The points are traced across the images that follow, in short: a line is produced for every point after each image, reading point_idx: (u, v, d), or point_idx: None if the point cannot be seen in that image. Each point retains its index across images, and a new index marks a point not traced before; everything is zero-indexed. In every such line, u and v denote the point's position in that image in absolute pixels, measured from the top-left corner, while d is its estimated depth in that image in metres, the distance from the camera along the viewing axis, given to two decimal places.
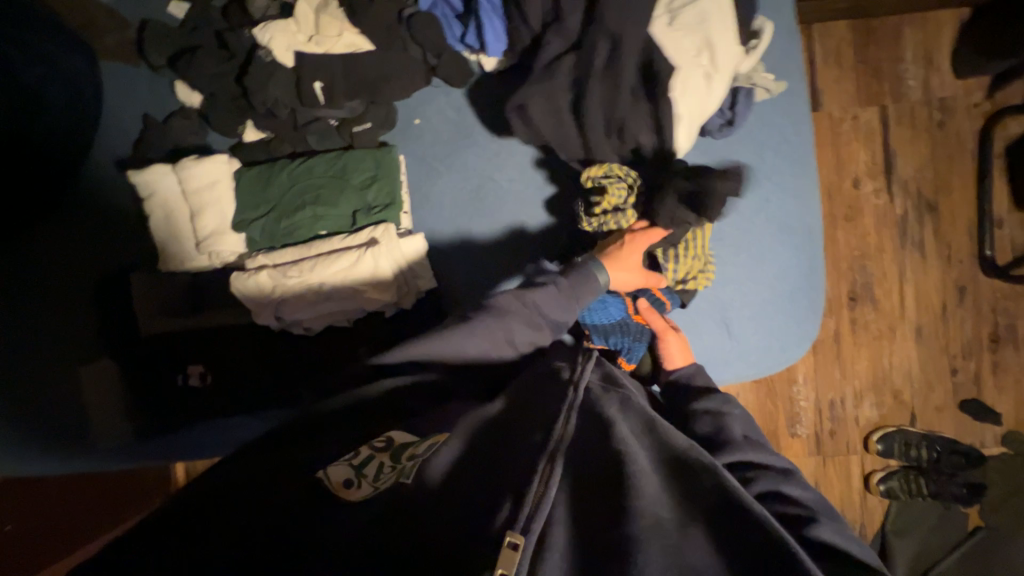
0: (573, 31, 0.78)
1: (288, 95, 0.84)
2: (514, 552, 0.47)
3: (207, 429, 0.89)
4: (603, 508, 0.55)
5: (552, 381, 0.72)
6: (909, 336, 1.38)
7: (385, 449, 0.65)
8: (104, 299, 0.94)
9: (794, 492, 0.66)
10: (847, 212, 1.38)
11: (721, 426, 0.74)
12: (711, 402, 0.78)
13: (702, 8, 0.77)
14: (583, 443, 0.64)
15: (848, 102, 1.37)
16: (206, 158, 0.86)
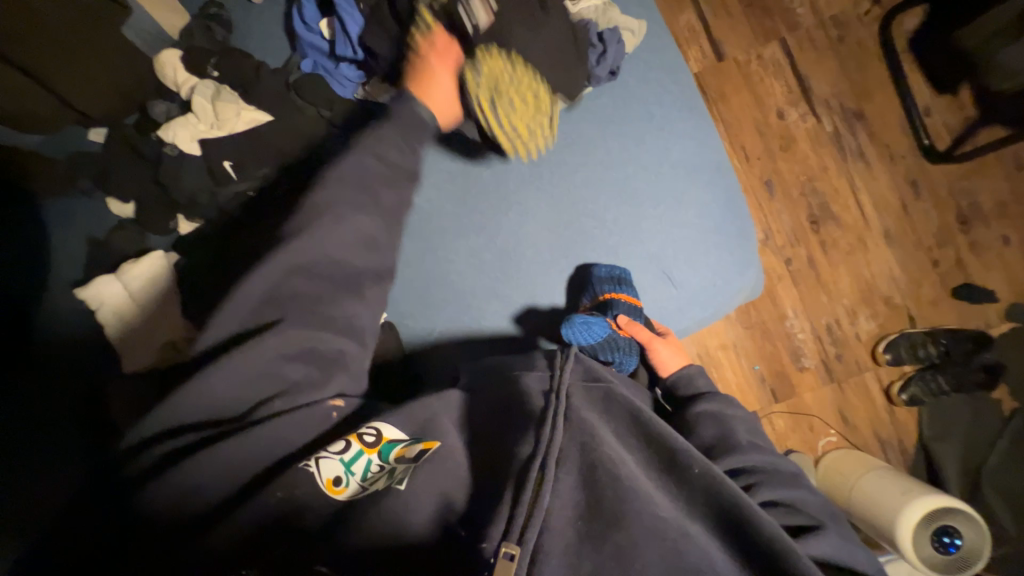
0: None
1: (203, 180, 0.86)
2: (511, 561, 0.51)
3: None
4: (596, 517, 0.55)
5: (531, 395, 0.66)
6: (880, 242, 1.39)
7: (375, 446, 0.62)
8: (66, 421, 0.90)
9: (801, 500, 0.64)
10: (781, 142, 1.41)
11: (722, 424, 0.68)
12: (709, 401, 0.71)
13: None
14: (571, 450, 0.60)
15: (748, 43, 1.43)
16: (138, 260, 0.87)
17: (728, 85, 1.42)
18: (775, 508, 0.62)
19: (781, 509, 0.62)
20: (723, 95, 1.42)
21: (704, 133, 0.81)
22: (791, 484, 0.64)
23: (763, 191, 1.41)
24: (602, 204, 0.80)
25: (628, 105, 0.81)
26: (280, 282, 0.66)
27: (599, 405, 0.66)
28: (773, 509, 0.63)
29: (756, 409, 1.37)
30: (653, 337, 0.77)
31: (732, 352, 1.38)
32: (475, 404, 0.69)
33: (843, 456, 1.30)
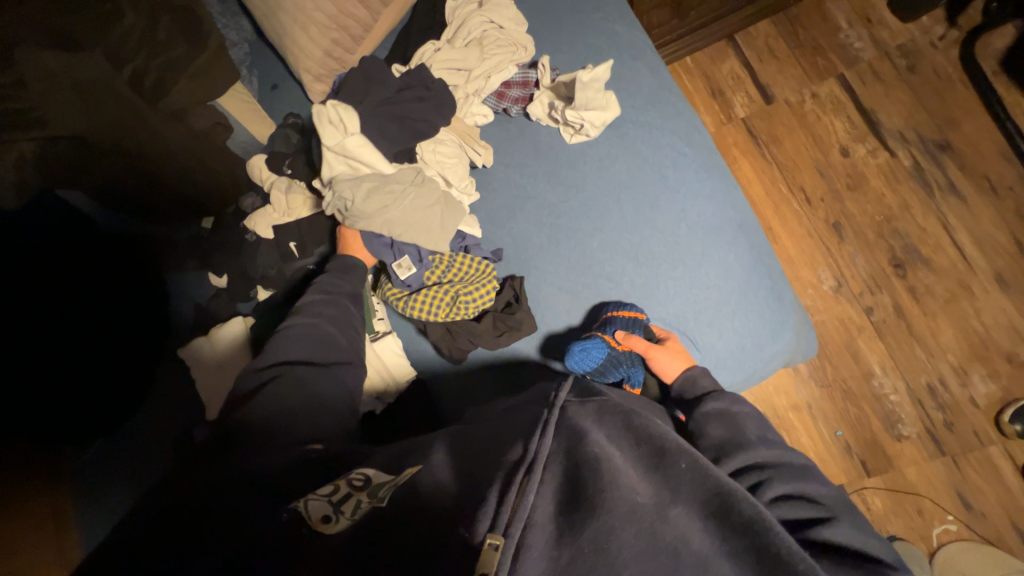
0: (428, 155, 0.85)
1: (273, 258, 0.93)
2: (494, 552, 0.46)
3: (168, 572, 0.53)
4: (578, 504, 0.49)
5: (530, 406, 0.61)
6: (990, 287, 1.19)
7: (364, 485, 0.57)
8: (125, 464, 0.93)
9: (812, 489, 0.58)
10: (849, 181, 1.30)
11: (735, 428, 0.63)
12: (714, 403, 0.66)
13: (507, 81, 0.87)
14: (560, 457, 0.53)
15: (800, 84, 1.37)
16: (226, 322, 0.92)
17: (781, 127, 1.36)
18: (788, 502, 0.57)
19: (787, 504, 0.57)
20: (775, 138, 1.36)
21: (726, 190, 0.80)
22: (802, 477, 0.58)
23: (831, 235, 1.28)
24: (619, 265, 0.80)
25: (649, 166, 0.82)
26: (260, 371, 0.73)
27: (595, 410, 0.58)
28: (785, 503, 0.57)
29: (843, 482, 1.17)
30: (649, 345, 0.73)
31: (806, 414, 1.22)
32: (478, 424, 0.64)
33: (966, 552, 1.07)
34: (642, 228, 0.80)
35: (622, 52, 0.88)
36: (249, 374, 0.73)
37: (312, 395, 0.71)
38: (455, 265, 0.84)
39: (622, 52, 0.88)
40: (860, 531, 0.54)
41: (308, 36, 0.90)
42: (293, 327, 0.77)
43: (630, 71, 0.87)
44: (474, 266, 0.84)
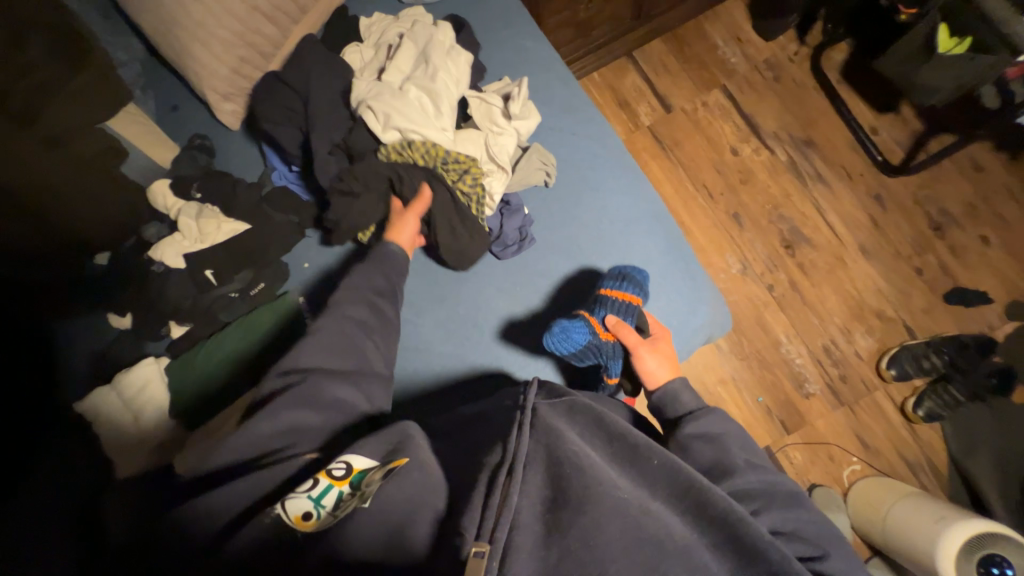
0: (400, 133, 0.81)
1: (187, 289, 0.85)
2: (482, 559, 0.47)
3: None
4: (563, 507, 0.52)
5: (505, 417, 0.65)
6: (858, 257, 1.41)
7: (344, 477, 0.60)
8: None
9: (799, 523, 0.63)
10: (741, 177, 1.48)
11: (723, 451, 0.67)
12: (693, 422, 0.69)
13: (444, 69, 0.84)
14: (540, 461, 0.57)
15: (691, 94, 1.55)
16: (135, 365, 0.83)
17: (681, 132, 1.52)
18: (779, 534, 0.62)
19: (782, 537, 0.61)
20: (677, 143, 1.51)
21: (641, 187, 0.88)
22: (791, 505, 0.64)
23: (733, 224, 1.45)
24: (551, 262, 0.85)
25: (570, 167, 0.88)
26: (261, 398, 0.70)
27: (564, 411, 0.64)
28: (779, 536, 0.62)
29: (768, 443, 1.31)
30: (639, 343, 0.74)
31: (731, 387, 1.34)
32: (450, 451, 0.67)
33: (867, 487, 1.22)
34: (570, 225, 0.85)
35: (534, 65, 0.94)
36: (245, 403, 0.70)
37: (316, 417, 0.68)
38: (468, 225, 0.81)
39: (534, 64, 0.94)
40: (840, 552, 0.62)
41: (211, 54, 0.85)
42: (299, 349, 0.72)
43: (544, 82, 0.93)
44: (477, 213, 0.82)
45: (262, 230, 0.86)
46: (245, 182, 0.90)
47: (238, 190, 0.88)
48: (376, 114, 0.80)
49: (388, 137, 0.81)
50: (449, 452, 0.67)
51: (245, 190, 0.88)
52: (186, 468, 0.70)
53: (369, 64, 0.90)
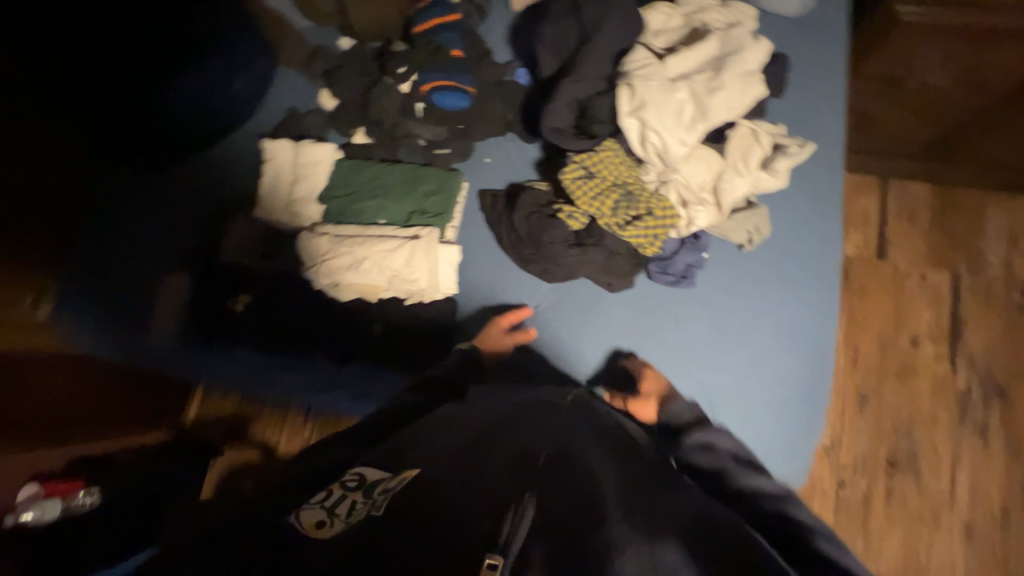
0: (644, 121, 0.72)
1: (393, 108, 0.87)
2: (493, 574, 0.41)
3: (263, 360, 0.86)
4: (566, 500, 0.50)
5: (536, 410, 0.66)
6: (956, 531, 1.21)
7: (357, 487, 0.54)
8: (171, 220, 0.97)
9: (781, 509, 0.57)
10: (900, 369, 1.29)
11: (716, 460, 0.64)
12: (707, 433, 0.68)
13: (730, 90, 0.73)
14: (557, 470, 0.54)
15: (917, 259, 1.34)
16: (317, 143, 0.89)
17: (875, 286, 1.34)
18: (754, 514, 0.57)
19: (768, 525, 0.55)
20: (864, 292, 1.33)
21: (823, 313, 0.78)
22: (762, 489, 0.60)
23: (854, 404, 1.28)
24: (691, 315, 0.79)
25: (776, 245, 0.79)
26: (381, 258, 0.80)
27: (590, 425, 0.65)
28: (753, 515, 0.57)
29: None
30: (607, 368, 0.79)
31: None
32: (499, 399, 0.68)
33: None
34: (732, 295, 0.79)
35: (827, 125, 0.81)
36: (366, 248, 0.80)
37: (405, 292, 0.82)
38: (644, 239, 0.75)
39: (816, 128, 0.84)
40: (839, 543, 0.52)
41: None
42: (428, 245, 0.81)
43: (822, 151, 0.81)
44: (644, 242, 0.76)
45: (477, 107, 0.87)
46: (492, 58, 0.90)
47: (482, 62, 0.89)
48: (632, 95, 0.72)
49: (626, 124, 0.72)
50: (496, 408, 0.66)
51: (487, 65, 0.89)
52: (302, 259, 0.82)
53: (666, 32, 0.79)
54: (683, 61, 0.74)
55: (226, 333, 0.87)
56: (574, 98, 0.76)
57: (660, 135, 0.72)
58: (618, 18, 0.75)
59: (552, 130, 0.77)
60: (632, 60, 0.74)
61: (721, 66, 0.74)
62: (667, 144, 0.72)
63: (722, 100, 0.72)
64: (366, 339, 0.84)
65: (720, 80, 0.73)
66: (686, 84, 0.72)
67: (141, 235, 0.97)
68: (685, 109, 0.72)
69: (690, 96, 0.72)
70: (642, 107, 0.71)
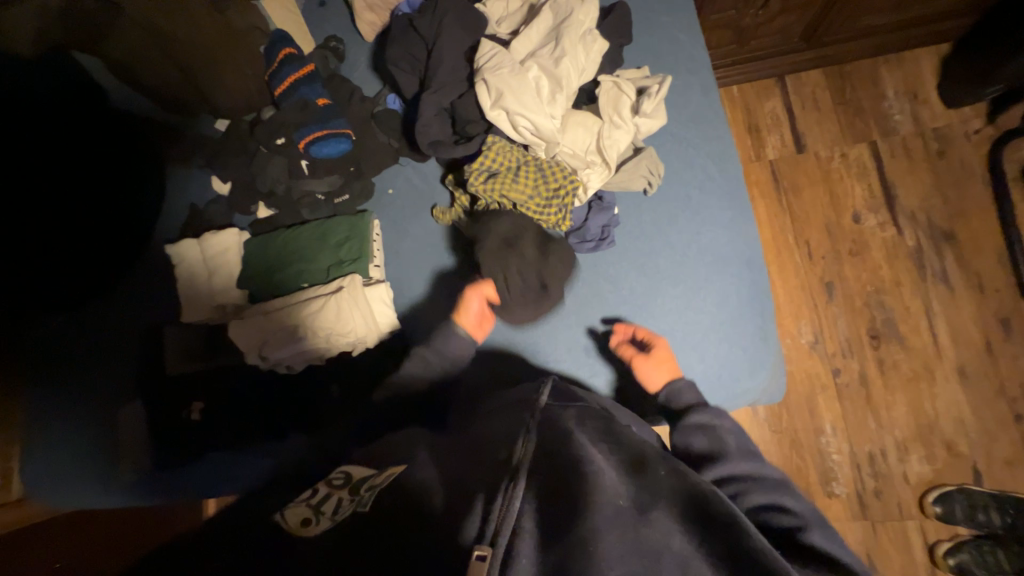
0: (508, 108, 0.72)
1: (281, 173, 0.88)
2: (481, 564, 0.41)
3: (237, 456, 0.85)
4: (544, 501, 0.48)
5: (516, 408, 0.63)
6: (952, 377, 1.25)
7: (343, 485, 0.58)
8: (109, 352, 0.96)
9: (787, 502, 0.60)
10: (852, 247, 1.33)
11: (719, 443, 0.66)
12: (706, 419, 0.69)
13: (578, 54, 0.75)
14: (546, 460, 0.52)
15: (833, 140, 1.38)
16: (220, 231, 0.88)
17: (805, 179, 1.37)
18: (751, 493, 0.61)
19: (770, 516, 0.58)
20: (796, 188, 1.37)
21: (740, 226, 0.81)
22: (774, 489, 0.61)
23: (822, 294, 1.32)
24: (623, 271, 0.81)
25: (676, 181, 0.83)
26: (314, 317, 0.80)
27: (575, 416, 0.61)
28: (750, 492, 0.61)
29: None
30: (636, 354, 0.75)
31: None
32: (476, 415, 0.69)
33: None
34: (653, 239, 0.81)
35: (683, 59, 0.86)
36: (298, 311, 0.81)
37: (347, 342, 0.82)
38: (552, 215, 0.78)
39: (680, 59, 0.86)
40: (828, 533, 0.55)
41: None
42: (354, 291, 0.81)
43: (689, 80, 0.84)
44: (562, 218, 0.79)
45: (361, 145, 0.88)
46: (361, 94, 0.91)
47: (352, 101, 0.90)
48: (489, 88, 0.73)
49: (494, 116, 0.73)
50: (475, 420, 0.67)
51: (358, 102, 0.90)
52: (240, 343, 0.81)
53: (509, 17, 0.82)
54: (528, 40, 0.77)
55: (195, 444, 0.86)
56: (441, 108, 0.78)
57: (527, 117, 0.73)
58: (452, 20, 0.77)
59: (430, 141, 0.79)
60: (480, 52, 0.75)
61: (563, 31, 0.76)
62: (537, 123, 0.73)
63: (573, 66, 0.75)
64: (329, 403, 0.84)
65: (567, 47, 0.74)
66: (535, 62, 0.74)
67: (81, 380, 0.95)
68: (542, 85, 0.74)
69: (543, 71, 0.74)
70: (501, 95, 0.72)
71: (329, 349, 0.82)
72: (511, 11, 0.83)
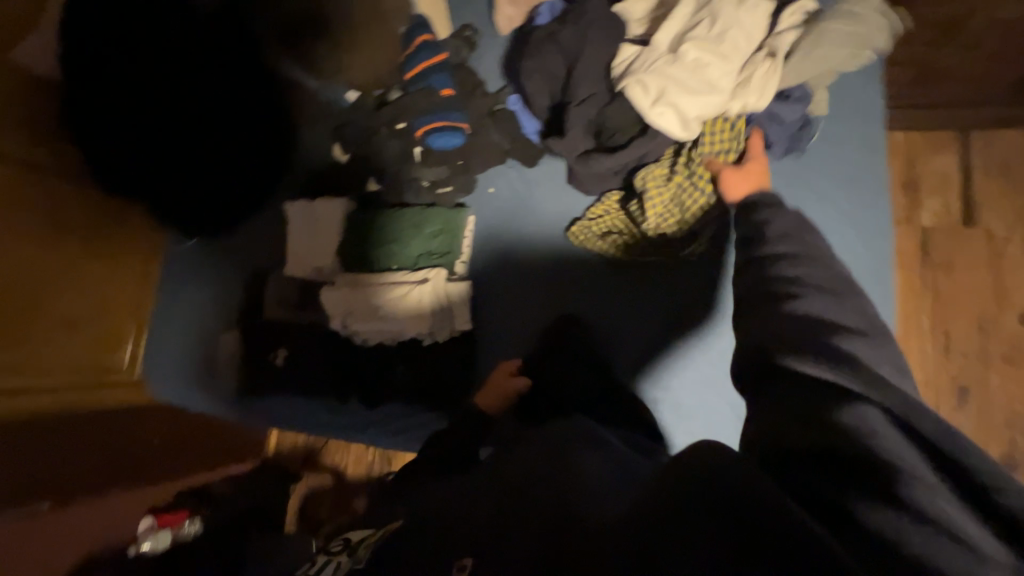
0: (675, 99, 0.70)
1: (395, 155, 0.91)
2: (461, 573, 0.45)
3: (304, 404, 0.93)
4: (519, 564, 0.44)
5: (535, 437, 0.63)
6: None
7: (341, 550, 0.55)
8: (225, 284, 1.10)
9: (842, 315, 0.48)
10: (1007, 353, 1.10)
11: (772, 239, 0.57)
12: (765, 211, 0.61)
13: (730, 31, 0.72)
14: (536, 491, 0.52)
15: (1017, 220, 1.13)
16: (330, 199, 0.94)
17: (965, 259, 1.14)
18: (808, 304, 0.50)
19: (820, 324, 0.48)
20: (950, 267, 1.15)
21: None
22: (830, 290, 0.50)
23: (951, 397, 1.10)
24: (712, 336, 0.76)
25: None
26: (396, 300, 0.84)
27: (590, 442, 0.59)
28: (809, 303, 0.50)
29: None
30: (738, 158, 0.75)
31: None
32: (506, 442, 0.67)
33: None
34: None
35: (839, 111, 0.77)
36: (385, 288, 0.85)
37: (421, 331, 0.85)
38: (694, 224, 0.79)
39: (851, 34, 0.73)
40: (870, 345, 0.45)
41: None
42: (439, 278, 0.84)
43: None
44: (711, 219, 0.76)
45: (474, 141, 0.88)
46: (484, 89, 0.91)
47: (474, 95, 0.90)
48: (647, 87, 0.70)
49: (656, 114, 0.71)
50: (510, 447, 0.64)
51: (479, 97, 0.89)
52: (331, 305, 0.87)
53: (646, 18, 0.79)
54: (674, 32, 0.74)
55: (276, 385, 0.95)
56: (585, 105, 0.76)
57: (694, 109, 0.71)
58: (600, 27, 0.74)
59: (579, 144, 0.78)
60: (622, 60, 0.74)
61: (714, 14, 0.73)
62: (706, 102, 0.71)
63: (728, 42, 0.72)
64: (391, 382, 0.88)
65: (717, 27, 0.72)
66: (692, 44, 0.71)
67: (201, 299, 1.11)
68: (708, 68, 0.71)
69: (706, 54, 0.71)
70: (666, 90, 0.70)
71: (400, 332, 0.86)
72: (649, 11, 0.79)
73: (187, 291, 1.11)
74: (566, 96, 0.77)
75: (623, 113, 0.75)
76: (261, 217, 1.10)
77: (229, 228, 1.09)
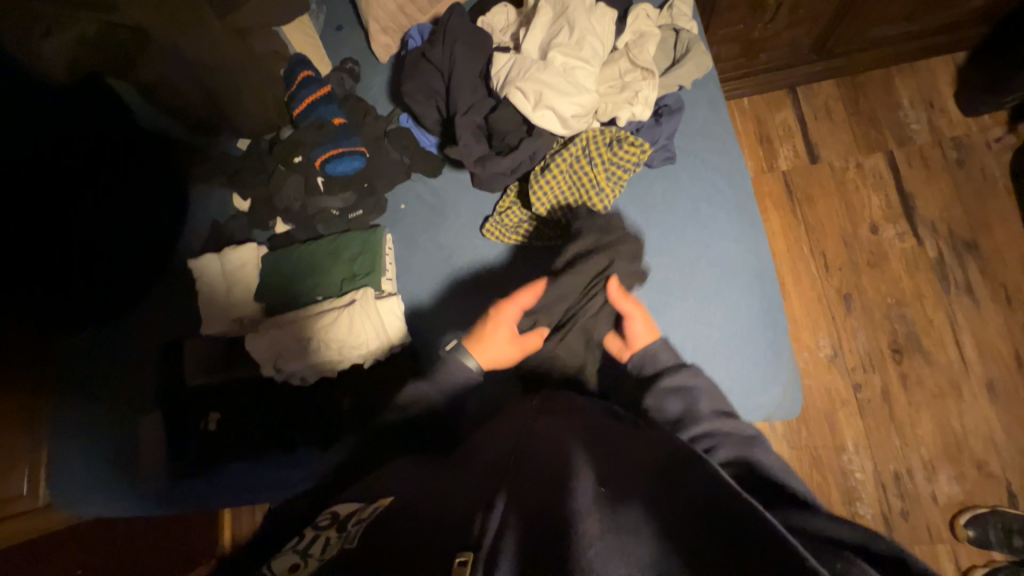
0: (553, 102, 0.74)
1: (298, 191, 0.91)
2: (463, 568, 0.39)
3: (250, 466, 0.86)
4: (528, 534, 0.43)
5: (508, 421, 0.66)
6: (979, 393, 1.21)
7: (329, 525, 0.61)
8: (133, 364, 1.00)
9: (760, 458, 0.58)
10: (870, 258, 1.30)
11: (690, 401, 0.67)
12: (679, 377, 0.69)
13: (589, 31, 0.77)
14: (525, 478, 0.51)
15: (847, 151, 1.37)
16: (239, 246, 0.91)
17: (819, 190, 1.35)
18: (725, 456, 0.60)
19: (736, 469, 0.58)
20: (810, 199, 1.35)
21: (752, 236, 0.81)
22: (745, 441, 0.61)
23: (839, 306, 1.28)
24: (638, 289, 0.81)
25: (681, 193, 0.83)
26: (328, 327, 0.83)
27: (565, 417, 0.62)
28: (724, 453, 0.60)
29: None
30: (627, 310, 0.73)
31: None
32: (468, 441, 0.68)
33: None
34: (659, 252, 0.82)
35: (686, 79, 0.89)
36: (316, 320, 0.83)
37: (360, 354, 0.84)
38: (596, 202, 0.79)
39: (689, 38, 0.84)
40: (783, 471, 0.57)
41: None
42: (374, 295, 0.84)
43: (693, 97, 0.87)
44: (609, 196, 0.79)
45: (376, 163, 0.91)
46: (375, 114, 0.94)
47: (366, 120, 0.93)
48: (527, 92, 0.74)
49: (540, 116, 0.75)
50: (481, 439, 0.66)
51: (371, 121, 0.93)
52: (257, 348, 0.83)
53: (508, 29, 0.86)
54: (539, 40, 0.79)
55: (214, 453, 0.88)
56: (472, 118, 0.80)
57: (573, 108, 0.75)
58: (464, 45, 0.80)
59: (475, 155, 0.80)
60: (498, 71, 0.78)
61: (571, 19, 0.77)
62: (584, 100, 0.75)
63: (590, 44, 0.77)
64: (341, 416, 0.85)
65: (578, 28, 0.77)
66: (558, 50, 0.76)
67: (105, 388, 0.99)
68: (578, 70, 0.76)
69: (572, 58, 0.76)
70: (544, 93, 0.74)
71: (340, 359, 0.84)
72: (509, 23, 0.86)
73: (90, 382, 0.99)
74: (452, 111, 0.81)
75: (507, 119, 0.79)
76: (164, 285, 1.02)
77: (128, 303, 1.00)
